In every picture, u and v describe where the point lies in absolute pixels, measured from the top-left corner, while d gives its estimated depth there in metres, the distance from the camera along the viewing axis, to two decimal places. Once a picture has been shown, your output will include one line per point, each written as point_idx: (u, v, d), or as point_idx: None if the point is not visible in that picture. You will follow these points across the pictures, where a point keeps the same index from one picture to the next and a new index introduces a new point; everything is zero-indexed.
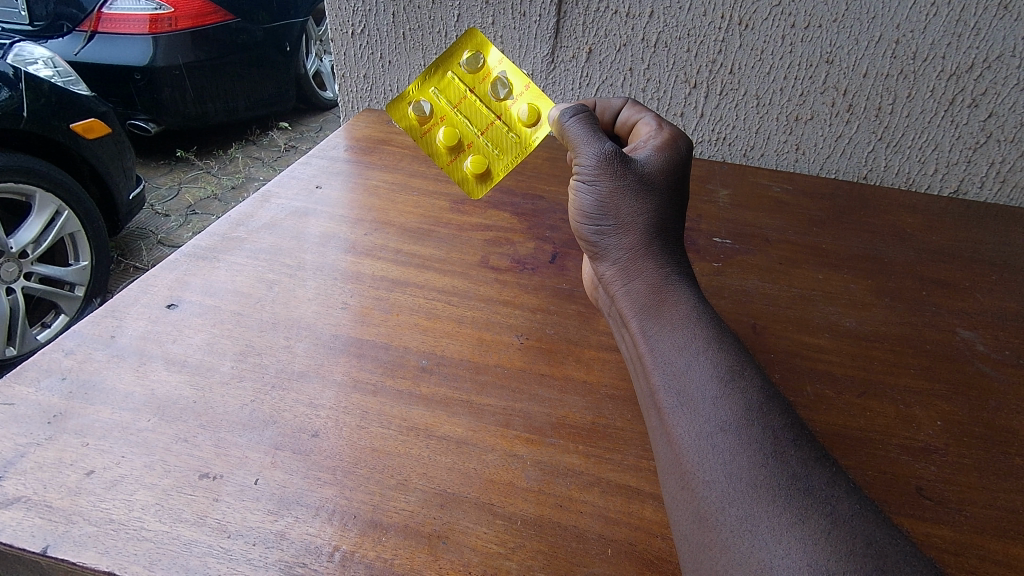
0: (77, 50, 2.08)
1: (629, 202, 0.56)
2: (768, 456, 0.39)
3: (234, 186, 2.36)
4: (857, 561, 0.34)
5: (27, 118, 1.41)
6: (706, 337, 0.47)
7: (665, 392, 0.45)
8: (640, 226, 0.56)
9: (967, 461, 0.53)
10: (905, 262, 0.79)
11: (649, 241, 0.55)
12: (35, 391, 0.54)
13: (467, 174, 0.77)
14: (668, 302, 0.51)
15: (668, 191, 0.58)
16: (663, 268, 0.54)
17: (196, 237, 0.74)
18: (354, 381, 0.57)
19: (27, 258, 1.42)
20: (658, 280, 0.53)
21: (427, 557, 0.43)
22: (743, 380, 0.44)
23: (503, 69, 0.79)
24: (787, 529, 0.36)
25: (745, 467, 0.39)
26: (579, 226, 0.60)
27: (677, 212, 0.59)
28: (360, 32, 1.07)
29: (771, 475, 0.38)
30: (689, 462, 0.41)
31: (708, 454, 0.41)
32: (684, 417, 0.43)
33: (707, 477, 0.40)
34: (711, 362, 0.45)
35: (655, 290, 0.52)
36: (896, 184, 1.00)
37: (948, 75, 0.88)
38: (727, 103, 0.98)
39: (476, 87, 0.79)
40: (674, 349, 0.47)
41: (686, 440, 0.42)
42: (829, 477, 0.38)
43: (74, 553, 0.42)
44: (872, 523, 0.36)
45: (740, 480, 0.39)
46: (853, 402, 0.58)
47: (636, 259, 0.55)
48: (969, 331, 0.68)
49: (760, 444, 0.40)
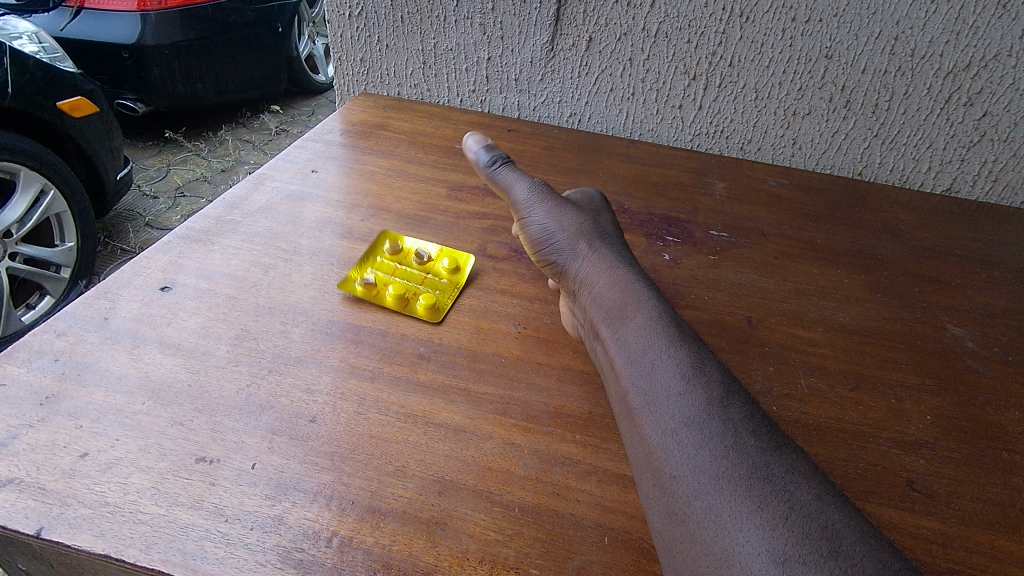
0: (62, 25, 2.03)
1: (569, 216, 0.62)
2: (728, 448, 0.39)
3: (225, 169, 2.33)
4: (812, 544, 0.33)
5: (12, 95, 1.38)
6: (667, 336, 0.47)
7: (635, 393, 0.45)
8: (585, 232, 0.61)
9: (956, 454, 0.54)
10: (897, 259, 0.80)
11: (597, 244, 0.60)
12: (26, 371, 0.53)
13: (421, 309, 0.64)
14: (630, 304, 0.52)
15: (599, 215, 0.65)
16: (623, 273, 0.56)
17: (191, 219, 0.73)
18: (351, 367, 0.57)
19: (11, 238, 1.38)
20: (623, 284, 0.54)
21: (424, 544, 0.43)
22: (705, 376, 0.44)
23: (420, 243, 0.74)
24: (746, 515, 0.36)
25: (707, 459, 0.39)
26: (534, 252, 0.63)
27: (616, 229, 0.64)
28: (357, 14, 1.05)
29: (732, 466, 0.38)
30: (658, 459, 0.41)
31: (674, 450, 0.40)
32: (651, 416, 0.43)
33: (675, 472, 0.40)
34: (673, 360, 0.45)
35: (620, 293, 0.53)
36: (890, 181, 1.01)
37: (945, 73, 0.88)
38: (726, 96, 0.98)
39: (402, 256, 0.72)
40: (639, 349, 0.47)
41: (653, 439, 0.42)
42: (791, 464, 0.38)
43: (69, 536, 0.41)
44: (834, 507, 0.36)
45: (704, 472, 0.38)
46: (845, 395, 0.59)
47: (590, 257, 0.58)
48: (959, 327, 0.69)
49: (721, 436, 0.40)
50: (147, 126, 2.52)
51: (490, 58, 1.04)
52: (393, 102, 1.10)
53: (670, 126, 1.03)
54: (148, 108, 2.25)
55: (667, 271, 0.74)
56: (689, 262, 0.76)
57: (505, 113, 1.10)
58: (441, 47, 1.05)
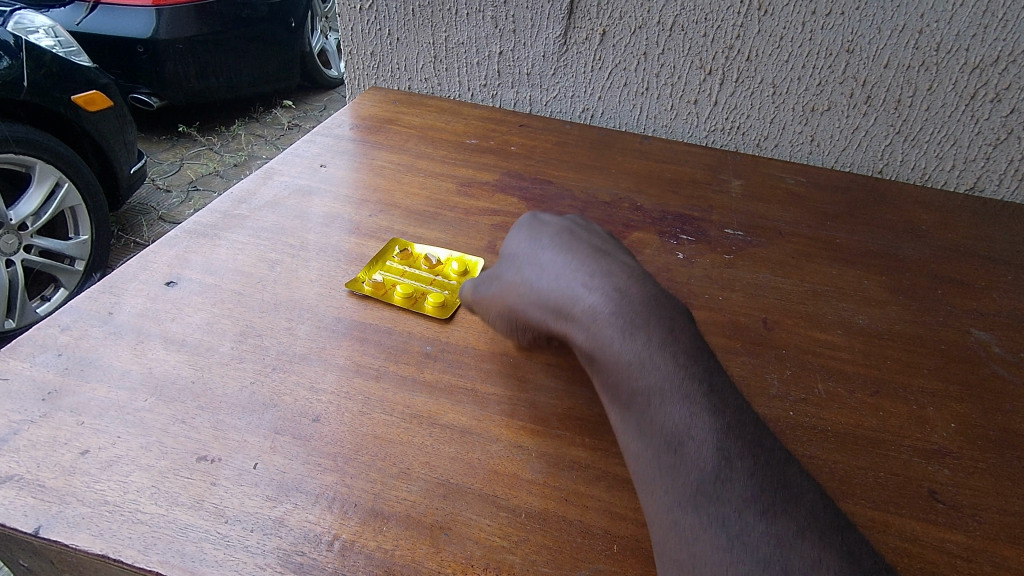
0: (78, 20, 2.05)
1: (517, 294, 0.56)
2: (732, 538, 0.38)
3: (237, 163, 2.34)
4: None
5: (28, 89, 1.38)
6: (649, 400, 0.44)
7: (636, 472, 0.44)
8: (535, 303, 0.54)
9: (981, 464, 0.52)
10: (920, 260, 0.77)
11: (550, 309, 0.52)
12: (30, 366, 0.52)
13: (430, 307, 0.63)
14: (612, 375, 0.46)
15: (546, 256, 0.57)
16: (589, 332, 0.48)
17: (198, 213, 0.73)
18: (357, 366, 0.56)
19: (26, 230, 1.40)
20: (596, 348, 0.48)
21: (428, 549, 0.42)
22: (693, 446, 0.41)
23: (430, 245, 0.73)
24: None
25: (709, 550, 0.38)
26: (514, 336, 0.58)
27: (566, 259, 0.55)
28: (368, 7, 1.04)
29: (738, 559, 0.38)
30: (659, 542, 0.41)
31: (673, 533, 0.40)
32: (649, 496, 0.42)
33: (675, 558, 0.39)
34: (659, 434, 0.43)
35: (599, 363, 0.47)
36: (911, 180, 0.97)
37: (971, 68, 0.85)
38: (743, 91, 0.96)
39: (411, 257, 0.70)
40: (636, 428, 0.44)
41: (653, 519, 0.42)
42: (808, 555, 0.37)
43: (68, 535, 0.40)
44: None
45: (708, 565, 0.38)
46: (864, 401, 0.57)
47: (557, 327, 0.52)
48: (984, 332, 0.67)
49: (722, 524, 0.39)
50: (160, 120, 2.53)
51: (501, 52, 1.02)
52: (403, 96, 1.09)
53: (685, 122, 1.01)
54: (161, 102, 2.25)
55: (680, 270, 0.73)
56: (703, 262, 0.74)
57: (517, 108, 1.08)
58: (453, 40, 1.03)
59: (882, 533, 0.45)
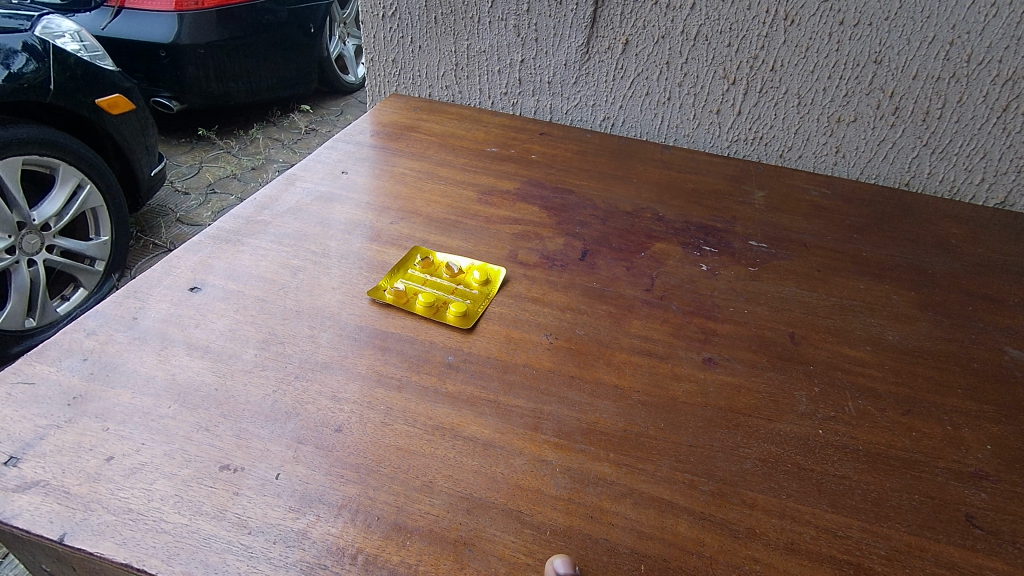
0: (104, 24, 2.07)
1: None
2: None
3: (254, 167, 2.36)
4: None
5: (54, 92, 1.40)
6: None
7: None
8: None
9: (1019, 489, 0.50)
10: (950, 275, 0.76)
11: None
12: (56, 370, 0.53)
13: (452, 317, 0.63)
14: None
15: None
16: None
17: (221, 219, 0.73)
18: (379, 376, 0.55)
19: (49, 231, 1.41)
20: None
21: (452, 565, 0.41)
22: None
23: (452, 254, 0.72)
24: None
25: None
26: None
27: None
28: (391, 15, 1.05)
29: None
30: None
31: None
32: None
33: None
34: None
35: None
36: (939, 193, 0.95)
37: (1003, 81, 0.84)
38: (767, 101, 0.95)
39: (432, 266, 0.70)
40: None
41: None
42: None
43: (92, 543, 0.40)
44: None
45: None
46: (896, 421, 0.55)
47: None
48: (1018, 351, 0.65)
49: None
50: (181, 124, 2.57)
51: (523, 61, 1.02)
52: (424, 104, 1.09)
53: (707, 132, 1.00)
54: (182, 106, 2.28)
55: (705, 283, 0.72)
56: (728, 274, 0.73)
57: (537, 116, 1.08)
58: (474, 48, 1.04)
59: (918, 559, 0.44)
